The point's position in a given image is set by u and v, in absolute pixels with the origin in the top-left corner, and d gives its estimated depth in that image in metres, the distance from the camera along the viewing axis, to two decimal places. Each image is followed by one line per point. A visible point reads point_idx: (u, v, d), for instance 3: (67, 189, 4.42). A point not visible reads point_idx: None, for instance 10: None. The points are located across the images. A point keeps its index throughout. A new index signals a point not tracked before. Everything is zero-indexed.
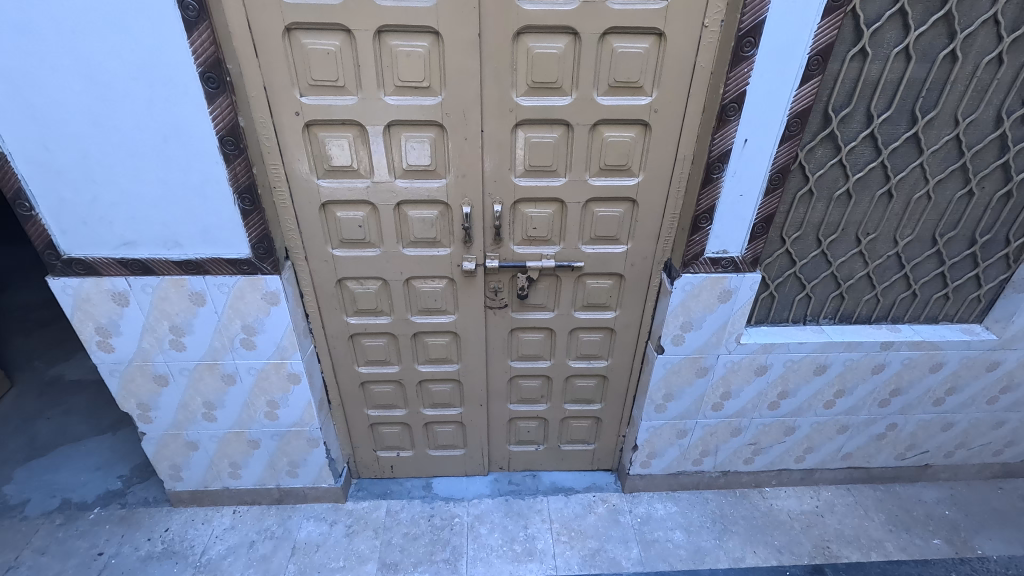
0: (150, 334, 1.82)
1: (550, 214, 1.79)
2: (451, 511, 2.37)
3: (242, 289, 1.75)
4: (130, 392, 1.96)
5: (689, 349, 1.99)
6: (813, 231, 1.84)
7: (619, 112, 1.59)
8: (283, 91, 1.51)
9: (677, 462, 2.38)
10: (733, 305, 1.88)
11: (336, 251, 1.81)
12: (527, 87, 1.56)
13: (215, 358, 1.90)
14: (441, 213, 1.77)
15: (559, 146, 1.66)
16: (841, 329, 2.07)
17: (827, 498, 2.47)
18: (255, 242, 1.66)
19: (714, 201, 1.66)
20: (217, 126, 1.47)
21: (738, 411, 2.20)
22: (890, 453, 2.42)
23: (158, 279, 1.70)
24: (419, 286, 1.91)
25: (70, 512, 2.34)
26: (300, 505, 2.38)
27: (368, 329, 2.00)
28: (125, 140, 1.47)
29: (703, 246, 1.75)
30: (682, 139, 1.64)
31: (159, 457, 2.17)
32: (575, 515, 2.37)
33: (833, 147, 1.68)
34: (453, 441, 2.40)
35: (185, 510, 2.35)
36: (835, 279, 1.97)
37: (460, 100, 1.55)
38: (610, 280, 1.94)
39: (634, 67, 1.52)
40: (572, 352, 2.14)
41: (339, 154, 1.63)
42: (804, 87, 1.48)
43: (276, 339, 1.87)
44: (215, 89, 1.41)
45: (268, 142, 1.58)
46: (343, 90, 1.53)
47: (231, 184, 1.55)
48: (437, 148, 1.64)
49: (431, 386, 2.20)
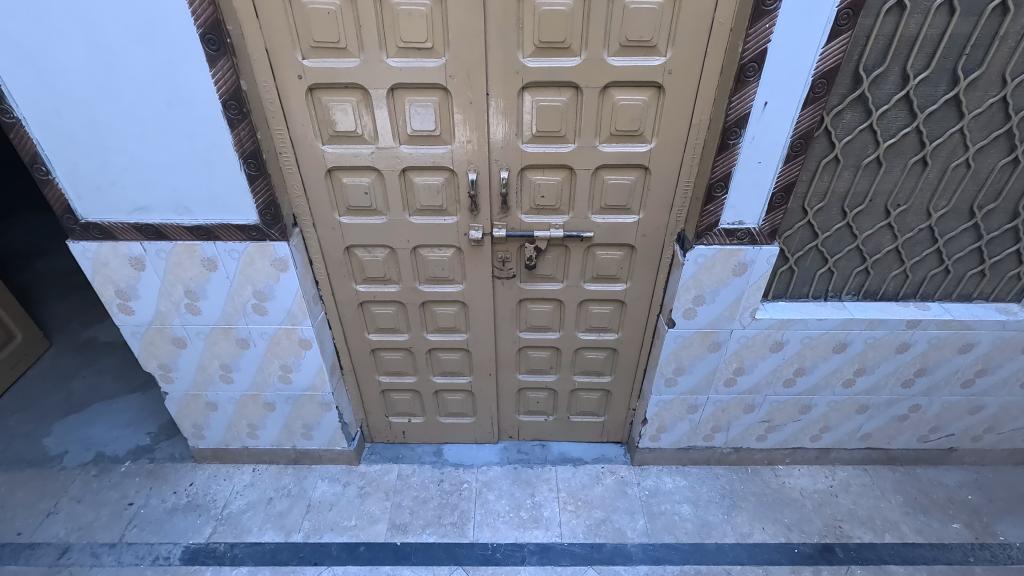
0: (167, 298, 1.88)
1: (558, 182, 1.73)
2: (460, 477, 2.42)
3: (251, 255, 1.77)
4: (151, 353, 2.04)
5: (701, 323, 1.94)
6: (838, 202, 1.74)
7: (631, 74, 1.51)
8: (285, 54, 1.48)
9: (687, 437, 2.35)
10: (749, 279, 1.81)
11: (343, 218, 1.81)
12: (534, 47, 1.48)
13: (229, 323, 1.95)
14: (447, 180, 1.73)
15: (568, 111, 1.59)
16: (864, 305, 1.98)
17: (843, 478, 2.42)
18: (262, 208, 1.67)
19: (730, 168, 1.58)
20: (220, 90, 1.46)
21: (751, 388, 2.15)
22: (913, 435, 2.34)
23: (171, 245, 1.74)
24: (426, 255, 1.90)
25: (103, 464, 2.48)
26: (315, 466, 2.46)
27: (376, 296, 2.01)
28: (131, 105, 1.48)
29: (718, 217, 1.68)
30: (698, 102, 1.55)
31: (182, 416, 2.27)
32: (583, 485, 2.39)
33: (863, 111, 1.57)
34: (463, 409, 2.43)
35: (208, 467, 2.46)
36: (860, 254, 1.87)
37: (464, 61, 1.50)
38: (621, 251, 1.89)
39: (648, 25, 1.43)
40: (581, 324, 2.11)
41: (343, 119, 1.60)
42: (831, 44, 1.37)
43: (287, 305, 1.91)
44: (216, 51, 1.40)
45: (272, 106, 1.57)
46: (345, 53, 1.49)
47: (237, 149, 1.55)
48: (442, 113, 1.60)
49: (441, 354, 2.21)
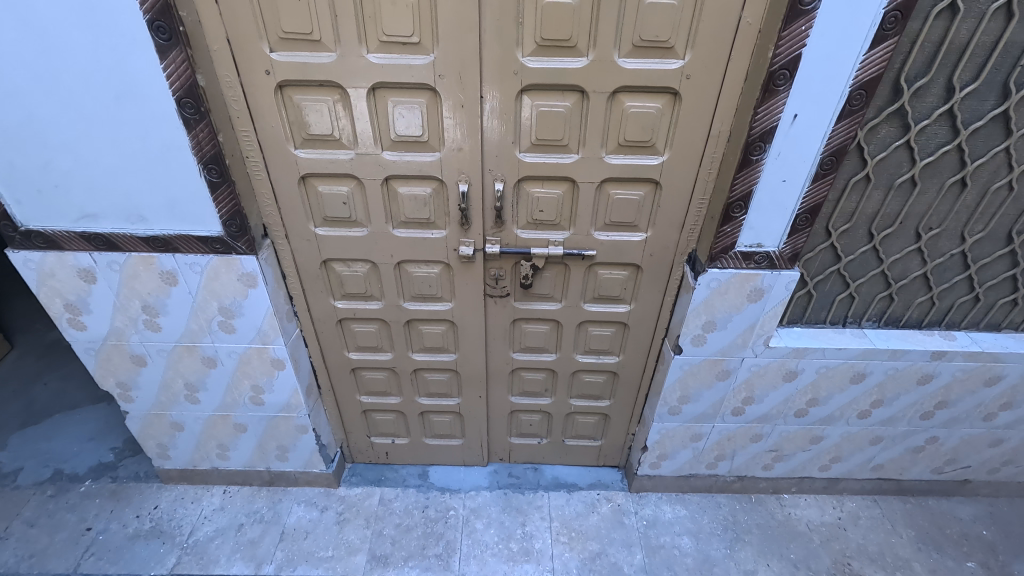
0: (123, 313, 1.70)
1: (559, 195, 1.56)
2: (447, 503, 2.26)
3: (216, 269, 1.59)
4: (108, 370, 1.86)
5: (710, 350, 1.78)
6: (865, 223, 1.59)
7: (644, 77, 1.33)
8: (250, 45, 1.30)
9: (690, 465, 2.21)
10: (765, 306, 1.66)
11: (319, 230, 1.63)
12: (535, 45, 1.30)
13: (193, 341, 1.77)
14: (435, 191, 1.55)
15: (571, 117, 1.41)
16: (885, 333, 1.83)
17: (851, 509, 2.29)
18: (226, 219, 1.49)
19: (751, 186, 1.41)
20: (173, 86, 1.27)
21: (761, 417, 2.01)
22: (927, 466, 2.20)
23: (125, 256, 1.56)
24: (412, 271, 1.73)
25: (62, 483, 2.30)
26: (291, 488, 2.30)
27: (357, 314, 1.84)
28: (72, 100, 1.29)
29: (735, 238, 1.52)
30: (719, 111, 1.37)
31: (146, 436, 2.09)
32: (577, 514, 2.24)
33: (901, 125, 1.40)
34: (450, 430, 2.27)
35: (175, 488, 2.29)
36: (884, 279, 1.72)
37: (455, 58, 1.31)
38: (626, 271, 1.72)
39: (666, 22, 1.25)
40: (580, 345, 1.95)
41: (318, 121, 1.42)
42: (874, 51, 1.20)
43: (257, 323, 1.73)
44: (167, 41, 1.21)
45: (236, 105, 1.38)
46: (319, 46, 1.30)
47: (195, 153, 1.37)
48: (429, 116, 1.42)
49: (427, 375, 2.05)
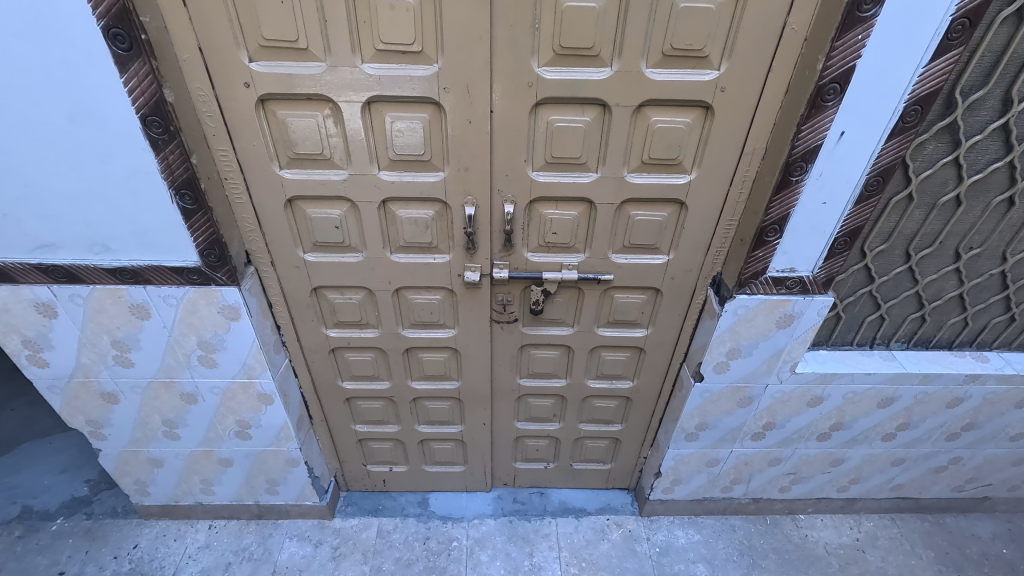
0: (90, 349, 1.53)
1: (574, 217, 1.42)
2: (449, 534, 2.14)
3: (194, 301, 1.42)
4: (76, 408, 1.69)
5: (733, 377, 1.67)
6: (903, 243, 1.47)
7: (674, 90, 1.19)
8: (226, 55, 1.13)
9: (704, 489, 2.11)
10: (794, 332, 1.54)
11: (308, 256, 1.47)
12: (553, 54, 1.15)
13: (170, 376, 1.61)
14: (438, 213, 1.40)
15: (591, 133, 1.27)
16: (915, 356, 1.73)
17: (869, 529, 2.21)
18: (203, 248, 1.32)
19: (788, 209, 1.28)
20: (137, 102, 1.10)
21: (781, 441, 1.90)
22: (947, 485, 2.13)
23: (89, 289, 1.38)
24: (411, 298, 1.58)
25: (30, 522, 2.12)
26: (282, 521, 2.16)
27: (351, 343, 1.68)
28: (18, 119, 1.11)
29: (767, 264, 1.39)
30: (754, 126, 1.24)
31: (121, 473, 1.92)
32: (587, 542, 2.13)
33: (950, 141, 1.28)
34: (452, 457, 2.13)
35: (156, 524, 2.13)
36: (918, 299, 1.62)
37: (462, 69, 1.16)
38: (644, 295, 1.59)
39: (702, 29, 1.11)
40: (592, 370, 1.82)
41: (305, 138, 1.25)
42: (935, 63, 1.07)
43: (241, 357, 1.57)
44: (127, 51, 1.03)
45: (211, 121, 1.21)
46: (306, 55, 1.14)
47: (165, 177, 1.20)
48: (432, 132, 1.26)
49: (427, 403, 1.91)
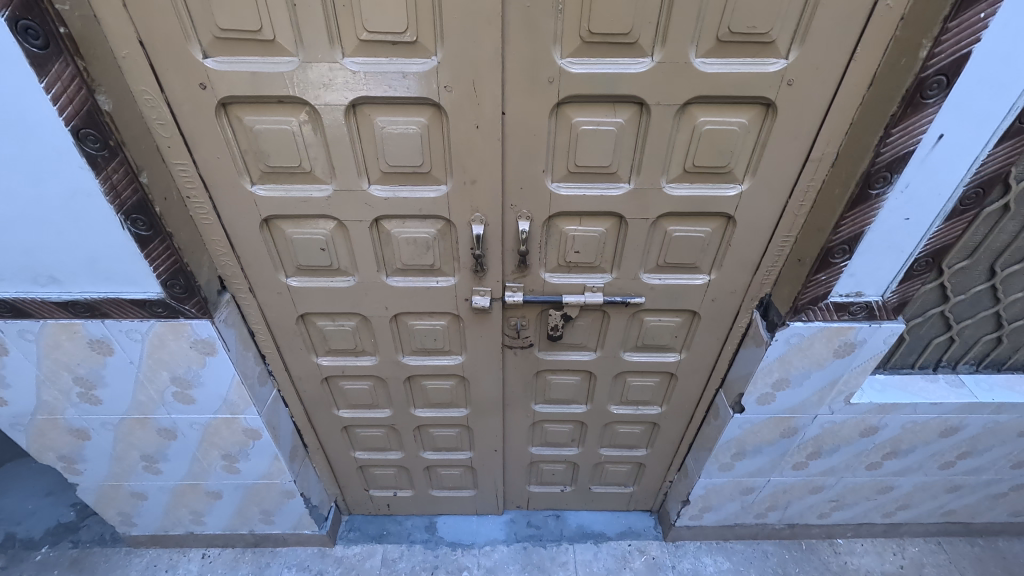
0: (51, 386, 1.35)
1: (601, 233, 1.20)
2: (458, 563, 1.98)
3: (161, 336, 1.23)
4: (45, 445, 1.52)
5: (778, 408, 1.47)
6: (989, 259, 1.25)
7: (729, 85, 0.96)
8: (174, 49, 0.91)
9: (736, 515, 1.93)
10: (853, 361, 1.33)
11: (292, 280, 1.27)
12: (579, 43, 0.93)
13: (144, 412, 1.43)
14: (441, 231, 1.19)
15: (624, 138, 1.04)
16: (985, 380, 1.52)
17: (914, 555, 2.03)
18: (165, 278, 1.12)
19: (863, 227, 1.06)
20: (65, 112, 0.88)
21: (825, 470, 1.71)
22: (1004, 510, 1.93)
23: (40, 324, 1.20)
24: (412, 323, 1.38)
25: (13, 552, 1.99)
26: (280, 549, 2.01)
27: (346, 371, 1.50)
28: None
29: (830, 288, 1.17)
30: (825, 127, 1.01)
31: (103, 506, 1.77)
32: (607, 572, 1.97)
33: None
34: (461, 482, 1.97)
35: (147, 553, 2.00)
36: (996, 319, 1.40)
37: (468, 63, 0.93)
38: (679, 318, 1.39)
39: (769, 8, 0.88)
40: (616, 396, 1.63)
41: (279, 149, 1.04)
42: None
43: (221, 393, 1.39)
44: (43, 49, 0.82)
45: (164, 130, 1.00)
46: (273, 48, 0.92)
47: (111, 200, 0.99)
48: (432, 139, 1.04)
49: (432, 430, 1.73)
